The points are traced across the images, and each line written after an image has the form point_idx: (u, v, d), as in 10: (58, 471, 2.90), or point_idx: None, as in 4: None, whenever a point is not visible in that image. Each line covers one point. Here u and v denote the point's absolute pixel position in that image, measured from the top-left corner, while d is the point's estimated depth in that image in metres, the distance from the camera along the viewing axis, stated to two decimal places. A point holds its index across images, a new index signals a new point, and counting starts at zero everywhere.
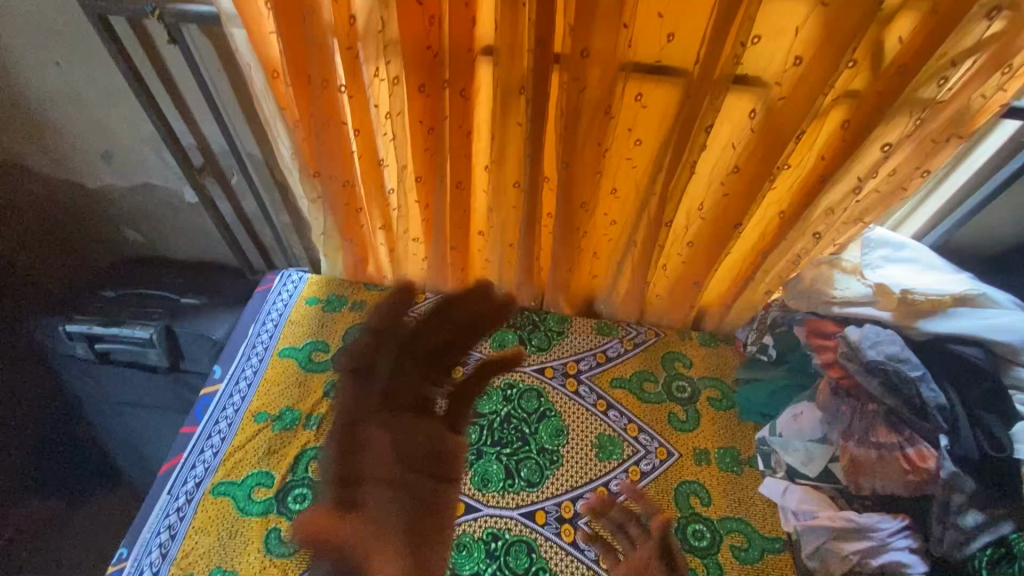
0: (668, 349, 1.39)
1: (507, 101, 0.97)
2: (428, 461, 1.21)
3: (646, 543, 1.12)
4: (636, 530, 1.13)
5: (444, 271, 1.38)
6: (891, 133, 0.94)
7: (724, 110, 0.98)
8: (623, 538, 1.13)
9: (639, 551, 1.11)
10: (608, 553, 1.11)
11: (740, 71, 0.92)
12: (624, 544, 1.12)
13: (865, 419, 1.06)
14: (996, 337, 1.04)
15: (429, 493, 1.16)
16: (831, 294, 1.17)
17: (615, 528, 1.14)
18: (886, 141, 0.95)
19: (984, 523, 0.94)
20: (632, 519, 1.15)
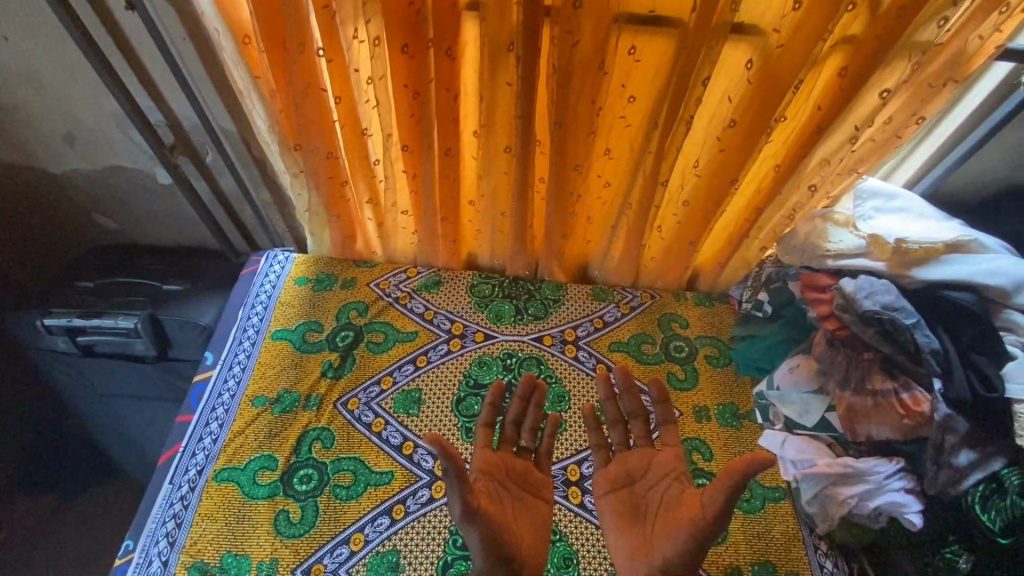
0: (664, 311, 1.41)
1: (495, 60, 0.92)
2: (523, 480, 1.02)
3: (646, 446, 1.04)
4: (640, 430, 1.05)
5: (436, 243, 1.35)
6: (889, 79, 0.92)
7: (720, 62, 0.94)
8: (620, 432, 1.06)
9: (637, 454, 1.04)
10: (600, 449, 1.05)
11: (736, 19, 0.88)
12: (619, 441, 1.06)
13: (861, 368, 1.09)
14: (988, 282, 1.04)
15: (527, 510, 0.99)
16: (825, 247, 1.18)
17: (615, 420, 1.06)
18: (884, 87, 0.93)
19: (977, 460, 0.97)
20: (640, 418, 1.05)
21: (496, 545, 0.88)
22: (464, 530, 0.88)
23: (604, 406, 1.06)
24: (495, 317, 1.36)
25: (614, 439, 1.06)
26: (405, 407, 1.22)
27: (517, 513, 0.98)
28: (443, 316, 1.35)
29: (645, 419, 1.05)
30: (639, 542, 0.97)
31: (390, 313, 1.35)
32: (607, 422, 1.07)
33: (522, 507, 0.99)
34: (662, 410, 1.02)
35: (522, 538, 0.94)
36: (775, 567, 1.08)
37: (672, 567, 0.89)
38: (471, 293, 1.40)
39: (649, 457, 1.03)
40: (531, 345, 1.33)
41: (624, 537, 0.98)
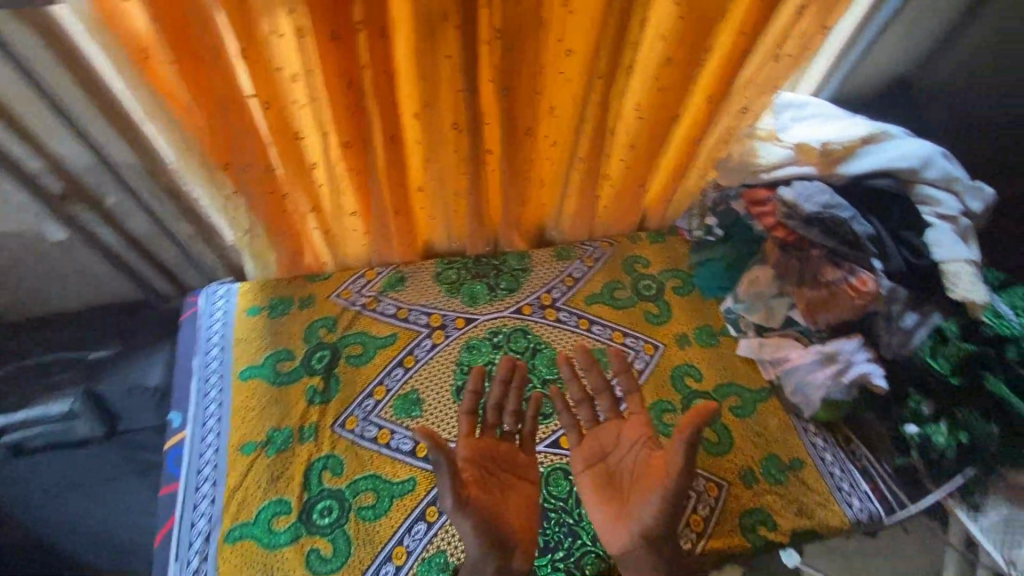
0: (625, 255, 1.47)
1: (433, 33, 0.87)
2: (506, 462, 1.01)
3: (614, 418, 1.04)
4: (607, 404, 1.04)
5: (392, 238, 1.31)
6: None
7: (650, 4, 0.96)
8: (587, 410, 1.05)
9: (607, 429, 1.04)
10: (572, 427, 1.04)
11: None
12: (588, 418, 1.05)
13: (812, 263, 1.20)
14: (902, 165, 1.16)
15: (514, 491, 0.98)
16: (757, 163, 1.27)
17: (582, 398, 1.06)
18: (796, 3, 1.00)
19: (919, 320, 1.14)
20: (605, 393, 1.04)
21: (490, 527, 0.89)
22: (456, 522, 0.89)
23: (569, 386, 1.06)
24: (471, 300, 1.34)
25: (584, 417, 1.06)
26: (406, 411, 1.18)
27: (506, 494, 0.97)
28: (417, 311, 1.31)
29: (610, 394, 1.05)
30: (618, 511, 0.96)
31: (362, 322, 1.29)
32: (574, 401, 1.06)
33: (511, 490, 0.98)
34: (624, 380, 1.03)
35: (512, 520, 0.94)
36: (780, 457, 1.19)
37: (651, 530, 0.91)
38: (439, 282, 1.37)
39: (619, 428, 1.03)
40: (512, 319, 1.33)
41: (605, 508, 0.98)
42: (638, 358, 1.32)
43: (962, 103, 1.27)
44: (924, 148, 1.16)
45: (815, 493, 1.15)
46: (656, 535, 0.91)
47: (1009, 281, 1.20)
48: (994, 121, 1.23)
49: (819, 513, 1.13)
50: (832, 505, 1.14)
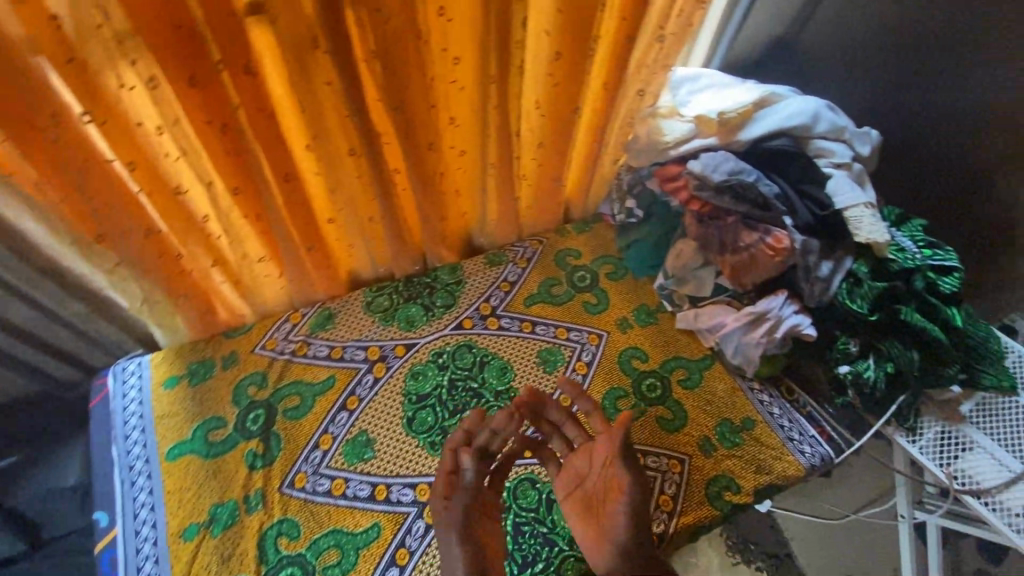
0: (556, 249, 1.47)
1: (303, 63, 0.81)
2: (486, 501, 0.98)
3: (584, 441, 1.02)
4: (573, 431, 1.03)
5: (311, 275, 1.24)
6: None
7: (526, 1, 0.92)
8: (559, 440, 1.03)
9: (580, 456, 1.00)
10: (549, 461, 1.03)
11: None
12: (562, 448, 1.03)
13: (730, 229, 1.24)
14: (793, 123, 1.19)
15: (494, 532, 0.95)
16: (664, 141, 1.29)
17: (552, 430, 1.03)
18: None
19: (834, 267, 1.19)
20: (568, 422, 1.03)
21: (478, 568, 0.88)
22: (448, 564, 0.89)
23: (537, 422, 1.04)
24: (407, 324, 1.29)
25: (558, 448, 1.04)
26: (358, 455, 1.13)
27: (488, 534, 0.94)
28: (352, 347, 1.25)
29: (575, 422, 1.04)
30: (597, 533, 0.93)
31: (295, 370, 1.22)
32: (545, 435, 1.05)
33: (490, 531, 0.94)
34: (581, 403, 1.00)
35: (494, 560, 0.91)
36: (732, 420, 1.23)
37: (625, 545, 0.86)
38: (371, 311, 1.31)
39: (590, 451, 0.99)
40: (454, 335, 1.29)
41: (587, 533, 0.95)
42: (584, 351, 1.31)
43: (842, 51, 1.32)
44: (811, 104, 1.20)
45: (769, 448, 1.20)
46: (630, 550, 0.85)
47: (904, 215, 1.28)
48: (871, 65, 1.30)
49: (775, 467, 1.18)
50: (787, 456, 1.19)
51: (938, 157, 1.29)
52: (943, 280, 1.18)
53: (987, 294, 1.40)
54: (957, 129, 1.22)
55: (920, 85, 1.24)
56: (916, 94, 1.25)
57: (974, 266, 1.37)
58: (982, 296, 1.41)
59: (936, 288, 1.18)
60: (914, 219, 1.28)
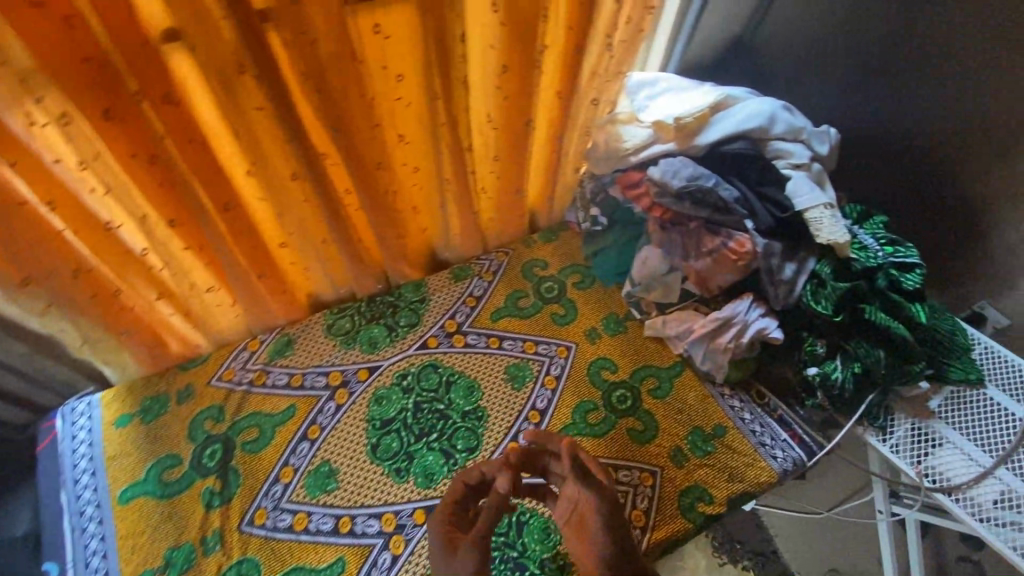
0: (522, 261, 1.45)
1: (229, 89, 0.77)
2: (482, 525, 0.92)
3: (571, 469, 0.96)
4: (558, 464, 0.98)
5: (266, 301, 1.20)
6: None
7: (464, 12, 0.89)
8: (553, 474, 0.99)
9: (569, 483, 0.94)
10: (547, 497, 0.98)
11: None
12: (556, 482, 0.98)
13: (692, 235, 1.23)
14: (750, 126, 1.18)
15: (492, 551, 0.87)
16: (624, 147, 1.28)
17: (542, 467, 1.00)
18: None
19: (798, 269, 1.18)
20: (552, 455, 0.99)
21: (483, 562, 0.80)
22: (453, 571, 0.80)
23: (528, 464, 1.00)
24: (369, 346, 1.26)
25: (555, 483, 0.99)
26: (320, 487, 1.10)
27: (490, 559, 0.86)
28: (312, 374, 1.22)
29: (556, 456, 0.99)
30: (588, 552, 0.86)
31: (254, 402, 1.18)
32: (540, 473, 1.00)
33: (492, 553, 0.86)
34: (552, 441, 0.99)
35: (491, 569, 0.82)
36: (703, 429, 1.21)
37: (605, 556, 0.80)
38: (332, 335, 1.27)
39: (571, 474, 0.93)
40: (418, 356, 1.26)
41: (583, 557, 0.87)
42: (553, 365, 1.28)
43: (801, 47, 1.32)
44: (766, 106, 1.19)
45: (742, 455, 1.19)
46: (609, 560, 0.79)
47: (867, 213, 1.28)
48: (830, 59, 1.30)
49: (748, 474, 1.16)
50: (759, 462, 1.18)
51: (900, 150, 1.30)
52: (906, 276, 1.18)
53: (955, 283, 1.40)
54: (919, 124, 1.24)
55: (879, 82, 1.26)
56: (877, 88, 1.26)
57: (939, 256, 1.39)
58: (948, 287, 1.41)
59: (900, 285, 1.18)
60: (877, 216, 1.28)
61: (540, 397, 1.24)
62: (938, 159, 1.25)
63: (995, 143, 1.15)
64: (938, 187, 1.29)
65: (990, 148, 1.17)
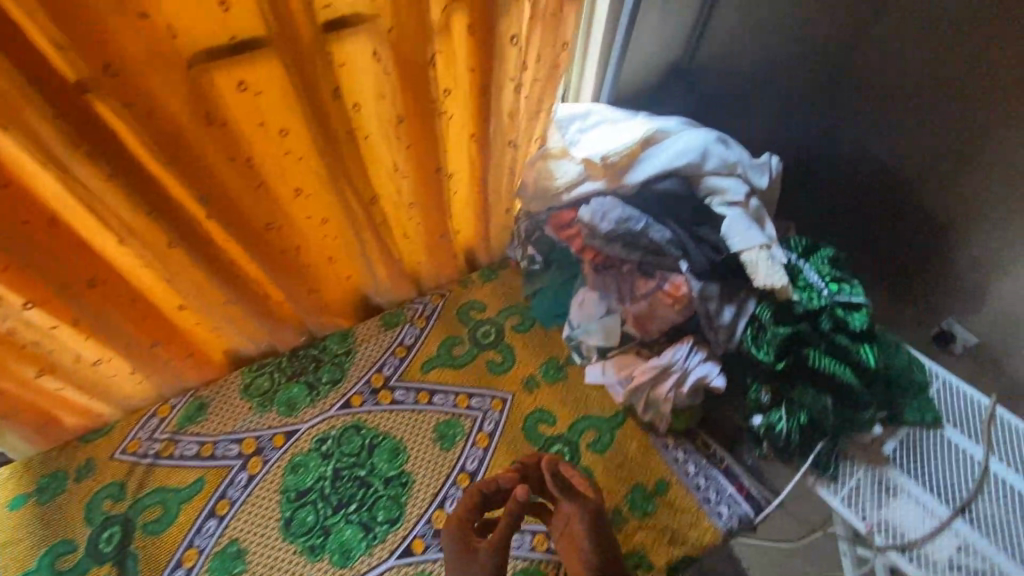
0: (459, 302, 1.36)
1: (62, 167, 0.70)
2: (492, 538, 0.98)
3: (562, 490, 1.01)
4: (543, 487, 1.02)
5: (170, 366, 1.12)
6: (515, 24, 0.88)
7: (343, 60, 0.79)
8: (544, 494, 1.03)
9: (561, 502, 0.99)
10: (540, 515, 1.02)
11: (331, 16, 0.74)
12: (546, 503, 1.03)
13: (626, 279, 1.17)
14: (679, 164, 1.10)
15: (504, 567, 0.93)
16: (556, 185, 1.21)
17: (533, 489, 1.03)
18: (513, 33, 0.89)
19: (737, 312, 1.11)
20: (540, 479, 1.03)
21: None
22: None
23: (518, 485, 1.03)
24: (288, 409, 1.18)
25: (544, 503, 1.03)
26: (226, 570, 1.02)
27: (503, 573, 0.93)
28: (224, 442, 1.14)
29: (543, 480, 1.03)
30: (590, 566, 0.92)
31: (159, 475, 1.10)
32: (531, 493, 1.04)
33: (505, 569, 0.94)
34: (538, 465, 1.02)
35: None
36: (644, 485, 1.14)
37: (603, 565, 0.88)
38: (249, 396, 1.19)
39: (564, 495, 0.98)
40: (341, 416, 1.17)
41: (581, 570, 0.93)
42: (486, 420, 1.19)
43: (755, 56, 1.26)
44: (698, 141, 1.12)
45: (684, 514, 1.11)
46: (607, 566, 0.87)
47: (812, 246, 1.20)
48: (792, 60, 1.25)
49: (690, 536, 1.09)
50: (703, 522, 1.11)
51: (866, 165, 1.26)
52: (852, 316, 1.10)
53: (923, 300, 1.33)
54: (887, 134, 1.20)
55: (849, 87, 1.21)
56: (851, 88, 1.21)
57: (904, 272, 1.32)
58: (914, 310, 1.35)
59: (846, 326, 1.10)
60: (823, 248, 1.20)
61: (471, 457, 1.15)
62: (905, 165, 1.19)
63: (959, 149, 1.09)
64: (900, 199, 1.24)
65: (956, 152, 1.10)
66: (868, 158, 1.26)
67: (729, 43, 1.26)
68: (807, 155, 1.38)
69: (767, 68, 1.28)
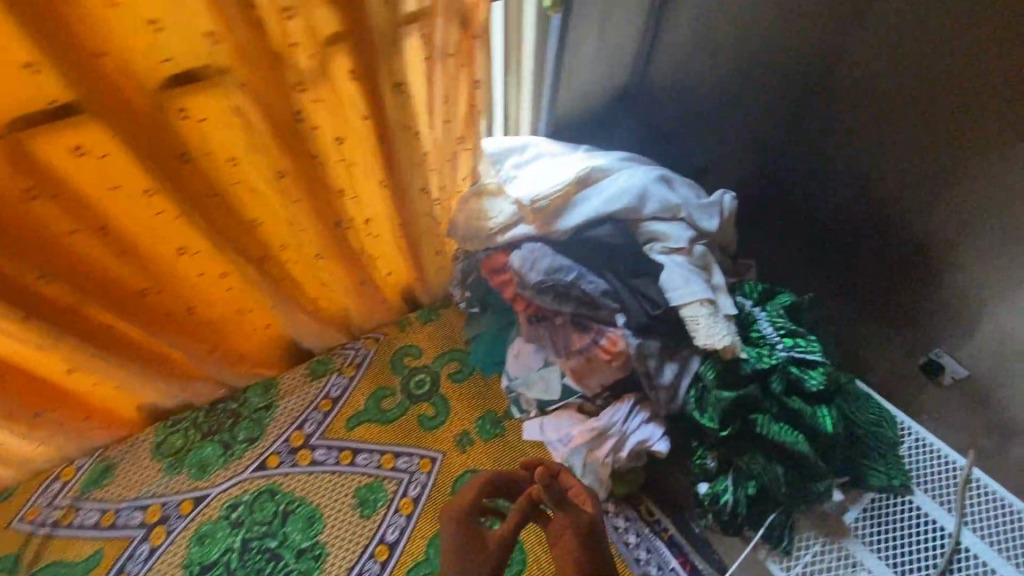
0: (394, 347, 1.26)
1: None
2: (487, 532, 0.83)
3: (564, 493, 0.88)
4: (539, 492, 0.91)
5: (66, 432, 1.04)
6: (399, 70, 0.77)
7: (200, 114, 0.71)
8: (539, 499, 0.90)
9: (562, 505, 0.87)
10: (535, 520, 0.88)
11: (167, 74, 0.65)
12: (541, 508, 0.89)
13: (561, 332, 1.05)
14: (614, 207, 1.00)
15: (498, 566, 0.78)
16: (489, 227, 1.07)
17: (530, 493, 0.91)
18: (398, 79, 0.78)
19: (680, 370, 1.01)
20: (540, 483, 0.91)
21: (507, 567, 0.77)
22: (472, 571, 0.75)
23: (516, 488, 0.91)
24: (199, 472, 1.10)
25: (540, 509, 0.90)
26: None
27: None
28: (127, 510, 1.07)
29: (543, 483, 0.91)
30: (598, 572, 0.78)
31: (58, 545, 1.05)
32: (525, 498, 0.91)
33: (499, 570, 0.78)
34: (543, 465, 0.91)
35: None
36: None
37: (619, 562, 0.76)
38: (159, 456, 1.12)
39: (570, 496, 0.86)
40: (254, 480, 1.10)
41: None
42: (411, 484, 1.11)
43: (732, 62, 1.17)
44: (636, 180, 1.01)
45: None
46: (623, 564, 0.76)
47: (769, 290, 1.09)
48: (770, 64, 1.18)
49: None
50: None
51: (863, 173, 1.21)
52: (808, 375, 0.99)
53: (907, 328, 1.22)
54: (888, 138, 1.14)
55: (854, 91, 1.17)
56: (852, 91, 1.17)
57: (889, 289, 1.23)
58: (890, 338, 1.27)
59: (801, 385, 1.00)
60: (781, 294, 1.09)
61: (392, 526, 1.07)
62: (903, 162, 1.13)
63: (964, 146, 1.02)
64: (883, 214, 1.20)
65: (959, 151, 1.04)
66: (865, 155, 1.19)
67: (690, 54, 1.14)
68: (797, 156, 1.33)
69: (747, 72, 1.20)
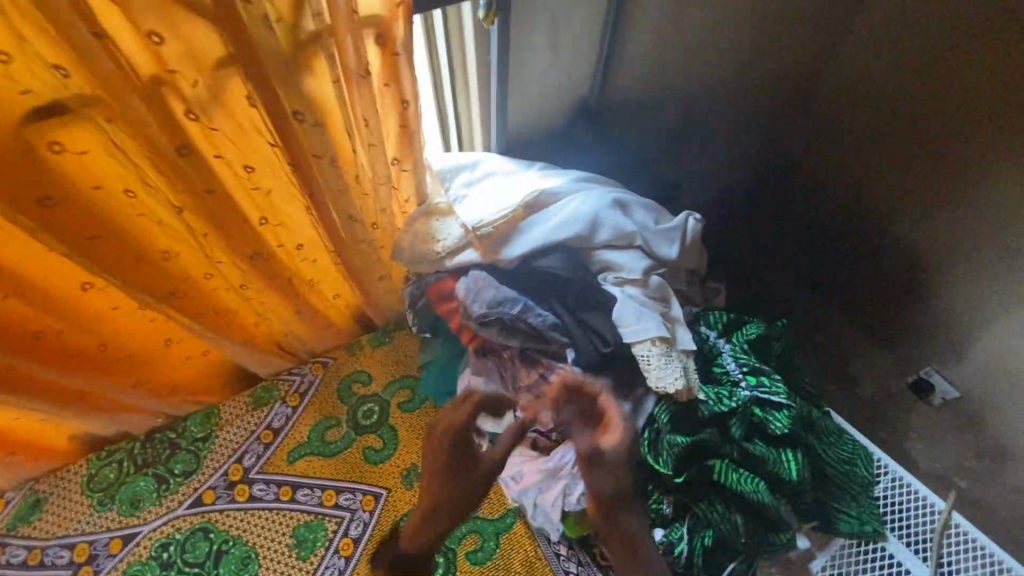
0: (342, 374, 1.20)
1: None
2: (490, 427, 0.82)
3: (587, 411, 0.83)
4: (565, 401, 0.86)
5: None
6: (300, 100, 0.70)
7: (75, 145, 0.64)
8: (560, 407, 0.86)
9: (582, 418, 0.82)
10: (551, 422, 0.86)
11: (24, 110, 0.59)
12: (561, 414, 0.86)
13: (509, 367, 0.98)
14: (562, 236, 0.92)
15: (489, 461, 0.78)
16: (435, 249, 0.98)
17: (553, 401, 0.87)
18: (300, 110, 0.71)
19: (633, 411, 0.93)
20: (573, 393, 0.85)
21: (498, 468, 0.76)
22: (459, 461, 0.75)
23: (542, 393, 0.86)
24: (132, 508, 1.05)
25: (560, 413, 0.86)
26: None
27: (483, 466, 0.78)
28: (54, 548, 1.02)
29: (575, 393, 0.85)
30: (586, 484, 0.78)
31: None
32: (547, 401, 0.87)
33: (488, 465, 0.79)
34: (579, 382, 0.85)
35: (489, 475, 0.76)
36: None
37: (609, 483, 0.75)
38: (91, 490, 1.07)
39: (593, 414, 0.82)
40: (189, 517, 1.05)
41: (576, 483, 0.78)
42: (353, 523, 1.05)
43: (700, 82, 1.12)
44: (588, 206, 0.93)
45: None
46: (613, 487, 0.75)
47: (737, 321, 1.01)
48: (744, 81, 1.15)
49: None
50: None
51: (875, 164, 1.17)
52: (772, 417, 0.92)
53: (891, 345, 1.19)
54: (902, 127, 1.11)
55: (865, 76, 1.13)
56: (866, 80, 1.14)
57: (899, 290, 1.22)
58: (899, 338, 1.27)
59: (764, 428, 0.92)
60: (748, 325, 1.01)
61: (330, 569, 1.02)
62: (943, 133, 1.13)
63: (956, 153, 1.02)
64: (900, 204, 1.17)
65: (951, 160, 1.04)
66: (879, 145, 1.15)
67: (654, 69, 1.06)
68: (803, 155, 1.33)
69: (719, 89, 1.15)
